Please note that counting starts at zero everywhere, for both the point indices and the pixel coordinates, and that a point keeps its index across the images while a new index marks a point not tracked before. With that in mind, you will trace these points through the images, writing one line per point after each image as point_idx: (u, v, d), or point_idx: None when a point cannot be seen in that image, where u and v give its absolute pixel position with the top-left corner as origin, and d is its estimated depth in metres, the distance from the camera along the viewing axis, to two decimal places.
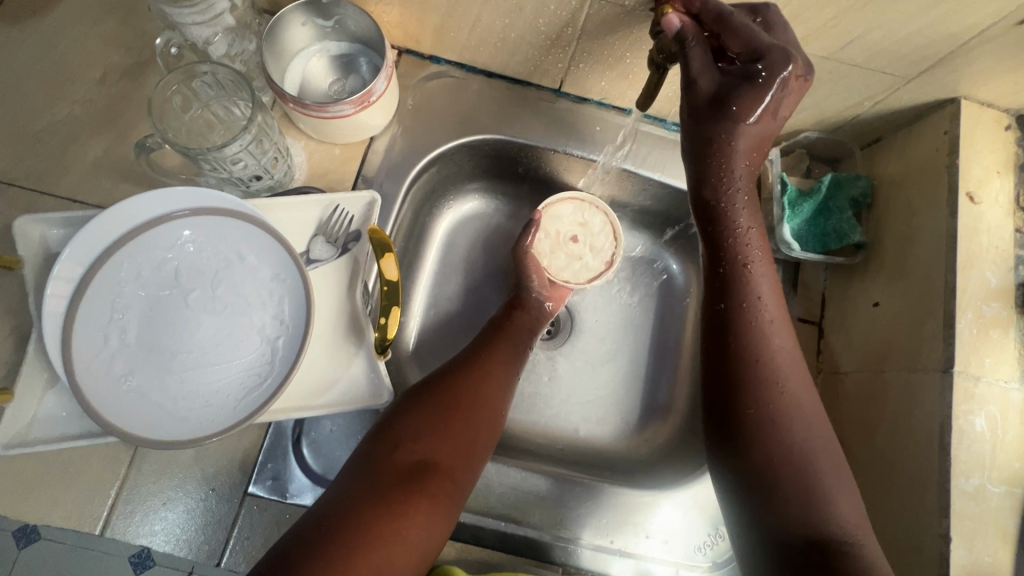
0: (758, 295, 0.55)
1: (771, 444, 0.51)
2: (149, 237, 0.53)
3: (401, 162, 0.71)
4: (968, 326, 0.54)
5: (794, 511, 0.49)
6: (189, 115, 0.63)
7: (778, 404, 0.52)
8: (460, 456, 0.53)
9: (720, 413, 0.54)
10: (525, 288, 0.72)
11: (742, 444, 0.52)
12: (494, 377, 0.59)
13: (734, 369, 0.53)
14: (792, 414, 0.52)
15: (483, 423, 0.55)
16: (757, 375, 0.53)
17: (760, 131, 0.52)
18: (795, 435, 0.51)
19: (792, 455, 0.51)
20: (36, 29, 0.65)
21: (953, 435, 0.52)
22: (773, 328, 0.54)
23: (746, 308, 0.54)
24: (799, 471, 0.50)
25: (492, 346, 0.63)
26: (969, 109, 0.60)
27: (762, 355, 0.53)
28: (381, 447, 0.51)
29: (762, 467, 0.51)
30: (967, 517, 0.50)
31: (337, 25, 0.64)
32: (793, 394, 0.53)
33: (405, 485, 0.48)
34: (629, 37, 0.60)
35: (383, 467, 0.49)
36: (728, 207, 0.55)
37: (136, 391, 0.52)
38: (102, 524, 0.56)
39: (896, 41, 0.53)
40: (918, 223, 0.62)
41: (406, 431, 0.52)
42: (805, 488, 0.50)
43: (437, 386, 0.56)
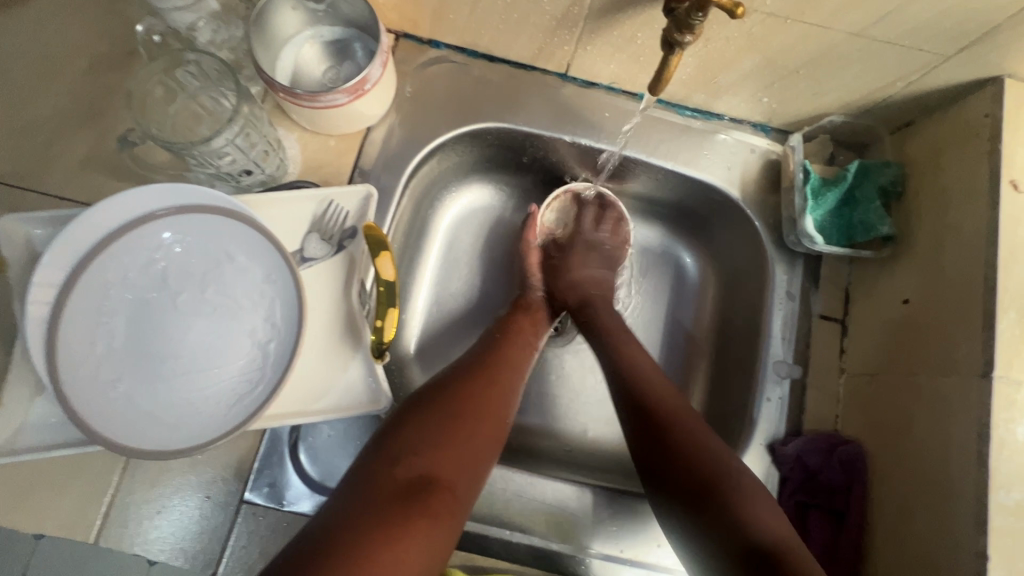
0: (636, 354, 0.62)
1: (688, 462, 0.52)
2: (132, 238, 0.51)
3: (399, 153, 0.67)
4: (1010, 327, 0.50)
5: (731, 522, 0.49)
6: (175, 107, 0.60)
7: (684, 432, 0.55)
8: (464, 469, 0.50)
9: (642, 449, 0.55)
10: (529, 289, 0.72)
11: (664, 467, 0.53)
12: (501, 385, 0.57)
13: (638, 410, 0.57)
14: (695, 439, 0.54)
15: (484, 433, 0.53)
16: (659, 413, 0.56)
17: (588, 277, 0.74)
18: (708, 452, 0.53)
19: (711, 470, 0.52)
20: (19, 19, 0.63)
21: (992, 445, 0.48)
22: (651, 372, 0.60)
23: (632, 359, 0.62)
24: (723, 481, 0.51)
25: (499, 351, 0.61)
26: (1015, 89, 0.55)
27: (648, 393, 0.58)
28: (379, 460, 0.49)
29: (689, 480, 0.52)
30: (1007, 534, 0.47)
31: (329, 8, 0.60)
32: (689, 424, 0.55)
33: (404, 502, 0.45)
34: (640, 16, 0.55)
35: (382, 484, 0.47)
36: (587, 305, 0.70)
37: (124, 399, 0.50)
38: (96, 533, 0.55)
39: (936, 14, 0.48)
40: (955, 214, 0.57)
41: (407, 442, 0.50)
42: (731, 496, 0.50)
43: (440, 395, 0.54)
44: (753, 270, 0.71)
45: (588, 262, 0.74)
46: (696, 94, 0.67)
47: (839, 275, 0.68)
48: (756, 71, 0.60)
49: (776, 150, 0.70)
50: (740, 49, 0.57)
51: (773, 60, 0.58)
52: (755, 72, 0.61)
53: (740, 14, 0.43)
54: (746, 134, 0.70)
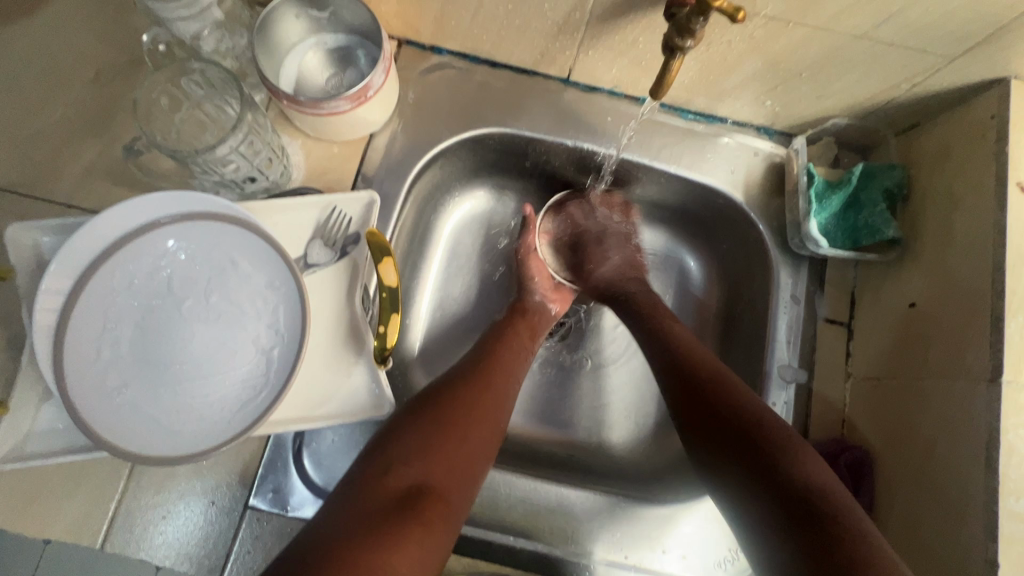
0: (675, 328, 0.65)
1: (732, 416, 0.54)
2: (138, 245, 0.51)
3: (402, 159, 0.68)
4: (1019, 331, 0.49)
5: (774, 472, 0.50)
6: (180, 115, 0.61)
7: (723, 389, 0.57)
8: (456, 476, 0.50)
9: (684, 411, 0.58)
10: (526, 293, 0.72)
11: (707, 423, 0.55)
12: (493, 388, 0.57)
13: (679, 375, 0.60)
14: (733, 392, 0.56)
15: (479, 440, 0.53)
16: (702, 376, 0.58)
17: (620, 266, 0.76)
18: (750, 406, 0.55)
19: (754, 423, 0.53)
20: (28, 30, 0.64)
21: (1000, 451, 0.47)
22: (686, 336, 0.64)
23: (669, 329, 0.65)
24: (766, 433, 0.53)
25: (491, 354, 0.61)
26: (1021, 90, 0.54)
27: (688, 352, 0.61)
28: (371, 471, 0.49)
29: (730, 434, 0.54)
30: (1017, 541, 0.46)
31: (332, 16, 0.61)
32: (727, 378, 0.58)
33: (396, 511, 0.45)
34: (642, 21, 0.55)
35: (376, 495, 0.47)
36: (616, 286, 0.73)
37: (130, 404, 0.50)
38: (102, 538, 0.55)
39: (940, 16, 0.48)
40: (963, 216, 0.56)
41: (399, 453, 0.50)
42: (773, 447, 0.51)
43: (430, 403, 0.54)
44: (758, 273, 0.70)
45: (608, 253, 0.77)
46: (700, 97, 0.66)
47: (845, 278, 0.67)
48: (759, 74, 0.60)
49: (780, 152, 0.70)
50: (742, 52, 0.57)
51: (775, 63, 0.58)
52: (758, 76, 0.60)
53: (740, 18, 0.43)
54: (750, 137, 0.70)
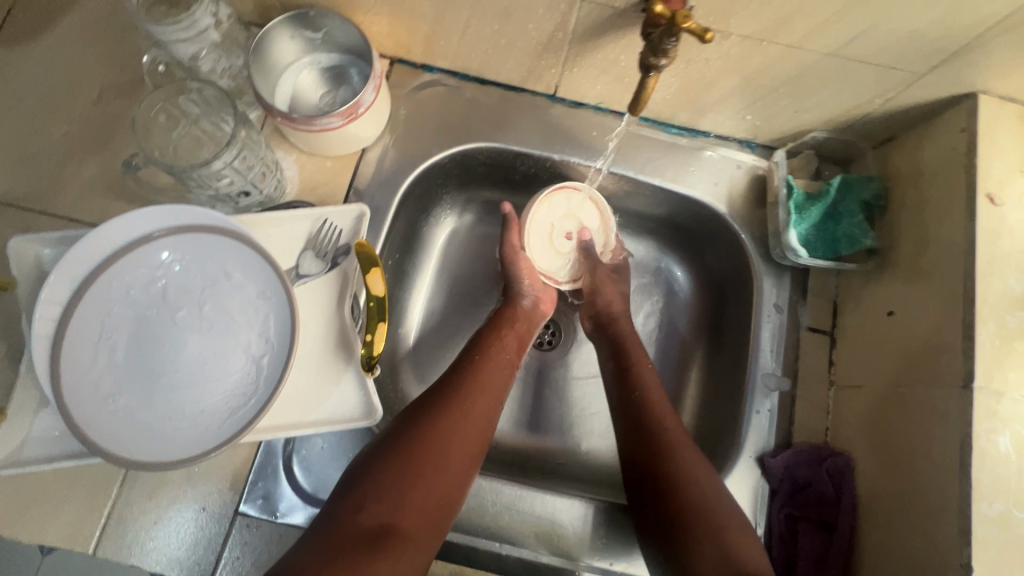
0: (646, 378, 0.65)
1: (680, 492, 0.55)
2: (135, 258, 0.53)
3: (392, 174, 0.70)
4: (990, 338, 0.51)
5: (710, 554, 0.51)
6: (178, 132, 0.63)
7: (675, 460, 0.58)
8: (427, 513, 0.52)
9: (635, 473, 0.59)
10: (516, 292, 0.72)
11: (655, 493, 0.57)
12: (471, 417, 0.58)
13: (638, 434, 0.61)
14: (683, 463, 0.57)
15: (454, 471, 0.54)
16: (657, 441, 0.59)
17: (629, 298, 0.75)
18: (699, 483, 0.56)
19: (701, 501, 0.55)
20: (35, 51, 0.67)
21: (973, 456, 0.48)
22: (653, 393, 0.64)
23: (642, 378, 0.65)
24: (710, 513, 0.54)
25: (473, 377, 0.61)
26: (989, 105, 0.56)
27: (651, 411, 0.62)
28: (344, 507, 0.50)
29: (673, 510, 0.55)
30: (992, 546, 0.46)
31: (326, 37, 0.63)
32: (681, 445, 0.59)
33: (364, 554, 0.47)
34: (622, 40, 0.57)
35: (346, 529, 0.48)
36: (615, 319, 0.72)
37: (124, 412, 0.52)
38: (94, 543, 0.56)
39: (905, 34, 0.50)
40: (936, 227, 0.58)
41: (372, 486, 0.51)
42: (714, 530, 0.53)
43: (406, 435, 0.54)
44: (741, 284, 0.72)
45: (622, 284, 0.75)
46: (681, 112, 0.69)
47: (827, 287, 0.69)
48: (736, 91, 0.62)
49: (762, 165, 0.71)
50: (718, 69, 0.59)
51: (751, 80, 0.60)
52: (736, 92, 0.62)
53: (710, 39, 0.45)
54: (732, 151, 0.72)
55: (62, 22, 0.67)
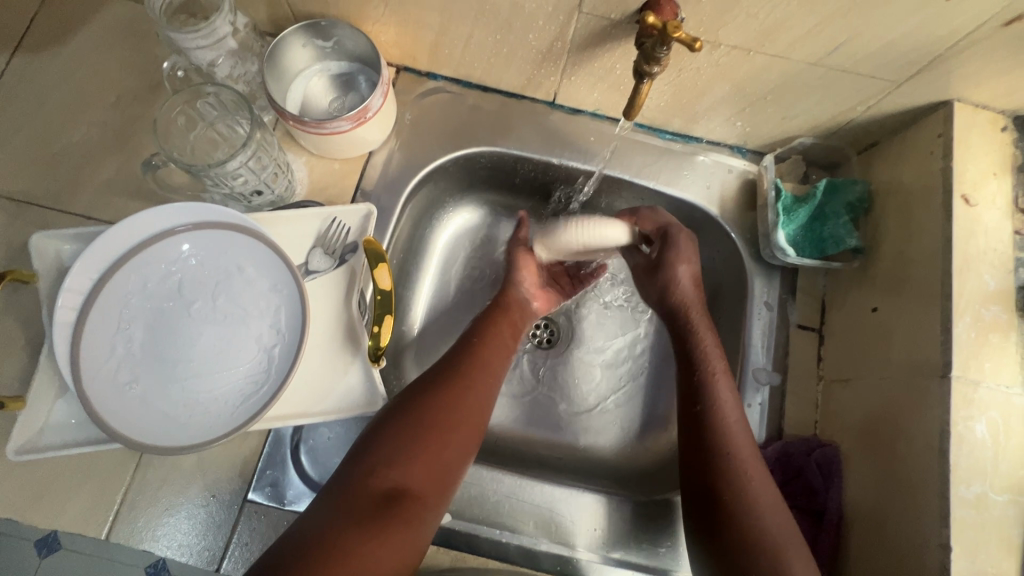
0: (723, 399, 0.61)
1: (741, 522, 0.54)
2: (153, 252, 0.56)
3: (398, 176, 0.73)
4: (966, 330, 0.53)
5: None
6: (194, 134, 0.66)
7: (740, 484, 0.56)
8: (435, 480, 0.54)
9: (694, 491, 0.58)
10: (512, 285, 0.73)
11: (714, 516, 0.56)
12: (472, 394, 0.60)
13: (702, 455, 0.59)
14: (747, 483, 0.56)
15: (460, 440, 0.57)
16: (720, 459, 0.57)
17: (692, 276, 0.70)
18: (762, 516, 0.54)
19: (764, 534, 0.53)
20: (57, 57, 0.70)
21: (951, 441, 0.51)
22: (725, 404, 0.61)
23: (716, 400, 0.61)
24: (770, 547, 0.52)
25: (475, 358, 0.63)
26: (964, 112, 0.59)
27: (719, 423, 0.59)
28: (356, 470, 0.52)
29: (733, 538, 0.54)
30: (968, 526, 0.49)
31: (336, 45, 0.67)
32: (745, 462, 0.57)
33: (377, 514, 0.49)
34: (618, 49, 0.61)
35: (359, 492, 0.51)
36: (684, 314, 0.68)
37: (140, 398, 0.54)
38: (106, 529, 0.58)
39: (882, 45, 0.54)
40: (916, 227, 0.61)
41: (382, 455, 0.53)
42: (774, 565, 0.52)
43: (412, 407, 0.57)
44: (733, 283, 0.75)
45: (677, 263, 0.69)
46: (674, 119, 0.72)
47: (815, 286, 0.71)
48: (726, 98, 0.66)
49: (752, 170, 0.74)
50: (709, 77, 0.62)
51: (740, 88, 0.63)
52: (726, 100, 0.66)
53: (698, 48, 0.48)
54: (724, 156, 0.75)
55: (84, 31, 0.71)
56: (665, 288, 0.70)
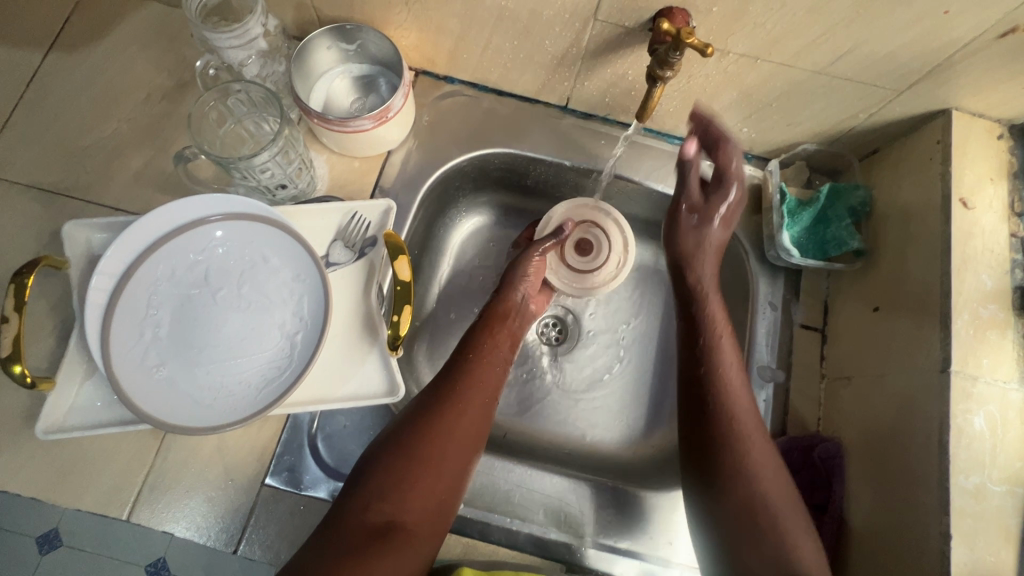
0: (729, 371, 0.62)
1: (743, 490, 0.56)
2: (182, 239, 0.58)
3: (415, 174, 0.75)
4: (965, 327, 0.55)
5: (763, 551, 0.53)
6: (223, 129, 0.69)
7: (744, 456, 0.57)
8: (431, 510, 0.55)
9: (694, 462, 0.60)
10: (510, 287, 0.73)
11: (714, 487, 0.57)
12: (464, 420, 0.59)
13: (704, 425, 0.60)
14: (751, 454, 0.57)
15: (453, 467, 0.57)
16: (727, 431, 0.58)
17: (719, 238, 0.70)
18: (764, 481, 0.56)
19: (766, 500, 0.55)
20: (91, 55, 0.73)
21: (951, 433, 0.52)
22: (729, 376, 0.62)
23: (719, 369, 0.62)
24: (770, 513, 0.54)
25: (464, 380, 0.62)
26: (962, 120, 0.62)
27: (725, 397, 0.60)
28: (352, 505, 0.53)
29: (734, 505, 0.55)
30: (967, 515, 0.51)
31: (359, 48, 0.69)
32: (749, 433, 0.58)
33: (368, 550, 0.50)
34: (630, 55, 0.64)
35: (353, 527, 0.51)
36: (703, 291, 0.69)
37: (166, 380, 0.56)
38: (128, 509, 0.60)
39: (884, 55, 0.56)
40: (915, 230, 0.63)
41: (375, 489, 0.53)
42: (773, 530, 0.54)
43: (405, 435, 0.56)
44: (739, 284, 0.77)
45: (711, 225, 0.69)
46: (683, 124, 0.75)
47: (818, 287, 0.74)
48: (733, 105, 0.68)
49: (758, 175, 0.77)
50: (718, 84, 0.65)
51: (747, 95, 0.66)
52: (733, 106, 0.68)
53: (710, 53, 0.51)
54: None
55: (117, 30, 0.74)
56: (694, 246, 0.70)
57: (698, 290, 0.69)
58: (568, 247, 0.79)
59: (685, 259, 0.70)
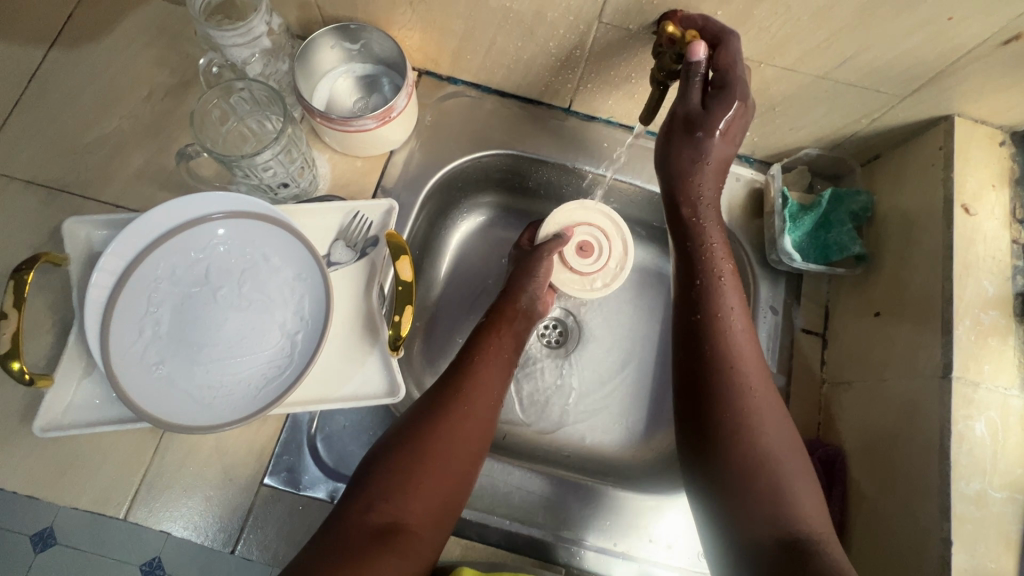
0: (731, 319, 0.58)
1: (743, 446, 0.52)
2: (183, 236, 0.58)
3: (418, 175, 0.75)
4: (966, 333, 0.55)
5: (764, 511, 0.50)
6: (226, 127, 0.69)
7: (743, 410, 0.53)
8: (434, 512, 0.54)
9: (690, 420, 0.55)
10: (516, 290, 0.72)
11: (711, 445, 0.53)
12: (468, 422, 0.58)
13: (703, 378, 0.55)
14: (749, 407, 0.53)
15: (457, 469, 0.56)
16: (725, 382, 0.54)
17: (721, 155, 0.60)
18: (763, 436, 0.53)
19: (765, 456, 0.52)
20: (93, 51, 0.72)
21: (952, 439, 0.52)
22: (730, 323, 0.57)
23: (720, 319, 0.57)
24: (770, 470, 0.51)
25: (469, 382, 0.61)
26: (964, 126, 0.62)
27: (724, 346, 0.56)
28: (354, 507, 0.52)
29: (733, 464, 0.52)
30: (968, 521, 0.51)
31: (363, 48, 0.69)
32: (748, 384, 0.55)
33: (371, 552, 0.49)
34: (634, 58, 0.64)
35: (356, 529, 0.51)
36: (703, 224, 0.62)
37: (166, 379, 0.56)
38: (125, 509, 0.60)
39: (887, 60, 0.56)
40: (917, 235, 0.63)
41: (378, 490, 0.53)
42: (773, 489, 0.51)
43: (410, 437, 0.56)
44: None
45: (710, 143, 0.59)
46: None
47: (819, 292, 0.74)
48: None
49: (760, 179, 0.77)
50: None
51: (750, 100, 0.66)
52: None
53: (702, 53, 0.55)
54: (732, 165, 0.77)
55: (119, 27, 0.73)
56: (691, 170, 0.61)
57: (697, 226, 0.62)
58: (568, 250, 0.78)
59: (683, 187, 0.62)
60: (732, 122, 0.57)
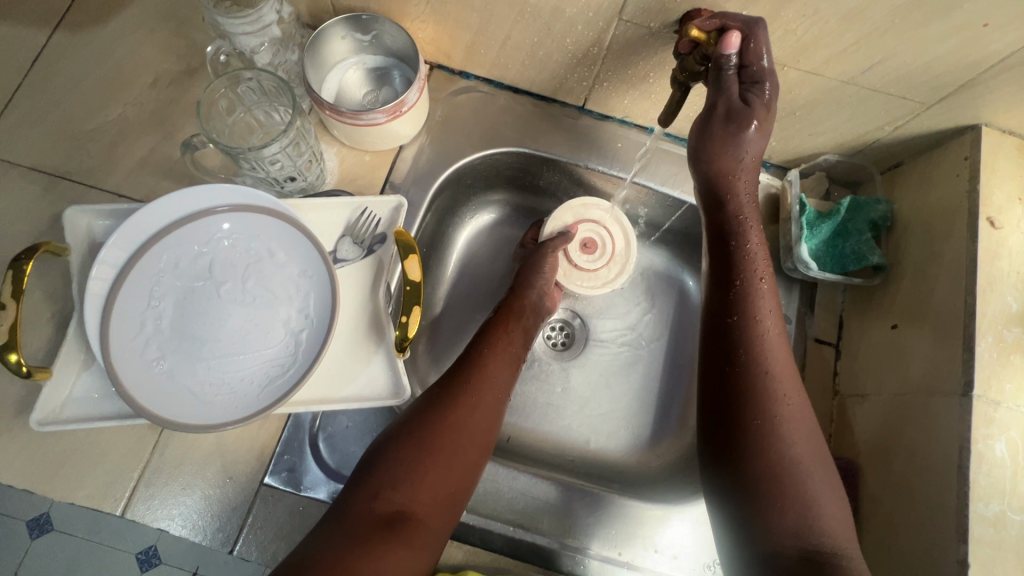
0: (766, 324, 0.56)
1: (768, 454, 0.51)
2: (187, 230, 0.56)
3: (427, 170, 0.73)
4: (988, 350, 0.54)
5: (785, 521, 0.49)
6: (233, 118, 0.68)
7: (772, 419, 0.52)
8: (441, 504, 0.53)
9: (715, 425, 0.54)
10: (526, 285, 0.71)
11: (735, 452, 0.52)
12: (473, 415, 0.57)
13: (733, 382, 0.54)
14: (776, 412, 0.52)
15: (462, 462, 0.55)
16: (753, 389, 0.53)
17: (757, 147, 0.60)
18: (791, 444, 0.52)
19: (791, 465, 0.51)
20: (97, 35, 0.71)
21: (971, 458, 0.51)
22: (761, 327, 0.56)
23: (753, 323, 0.56)
24: (794, 481, 0.50)
25: (475, 375, 0.60)
26: (991, 136, 0.60)
27: (753, 353, 0.55)
28: (359, 495, 0.51)
29: (757, 471, 0.51)
30: (985, 543, 0.50)
31: (374, 39, 0.67)
32: (778, 391, 0.53)
33: (375, 539, 0.49)
34: (654, 56, 0.62)
35: (361, 518, 0.50)
36: (743, 222, 0.61)
37: (166, 374, 0.54)
38: (123, 506, 0.59)
39: (917, 67, 0.55)
40: (938, 247, 0.62)
41: (384, 478, 0.52)
42: (798, 500, 0.50)
43: (416, 427, 0.55)
44: None
45: (749, 135, 0.59)
46: None
47: (834, 301, 0.72)
48: None
49: (776, 184, 0.75)
50: None
51: None
52: None
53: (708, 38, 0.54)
54: None
55: (123, 10, 0.71)
56: (730, 165, 0.61)
57: (736, 223, 0.61)
58: (573, 249, 0.77)
59: (722, 181, 0.62)
60: (768, 113, 0.58)
